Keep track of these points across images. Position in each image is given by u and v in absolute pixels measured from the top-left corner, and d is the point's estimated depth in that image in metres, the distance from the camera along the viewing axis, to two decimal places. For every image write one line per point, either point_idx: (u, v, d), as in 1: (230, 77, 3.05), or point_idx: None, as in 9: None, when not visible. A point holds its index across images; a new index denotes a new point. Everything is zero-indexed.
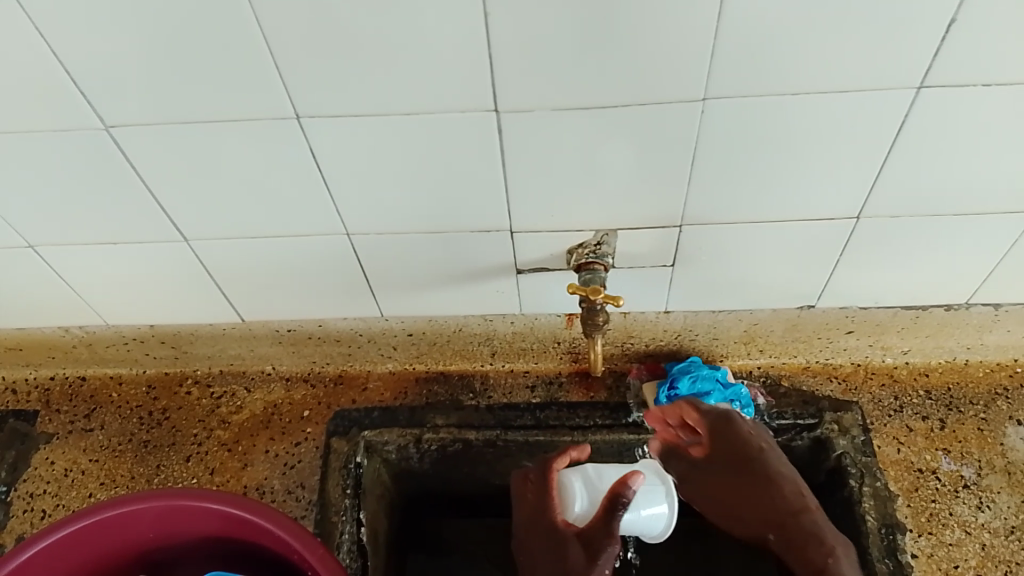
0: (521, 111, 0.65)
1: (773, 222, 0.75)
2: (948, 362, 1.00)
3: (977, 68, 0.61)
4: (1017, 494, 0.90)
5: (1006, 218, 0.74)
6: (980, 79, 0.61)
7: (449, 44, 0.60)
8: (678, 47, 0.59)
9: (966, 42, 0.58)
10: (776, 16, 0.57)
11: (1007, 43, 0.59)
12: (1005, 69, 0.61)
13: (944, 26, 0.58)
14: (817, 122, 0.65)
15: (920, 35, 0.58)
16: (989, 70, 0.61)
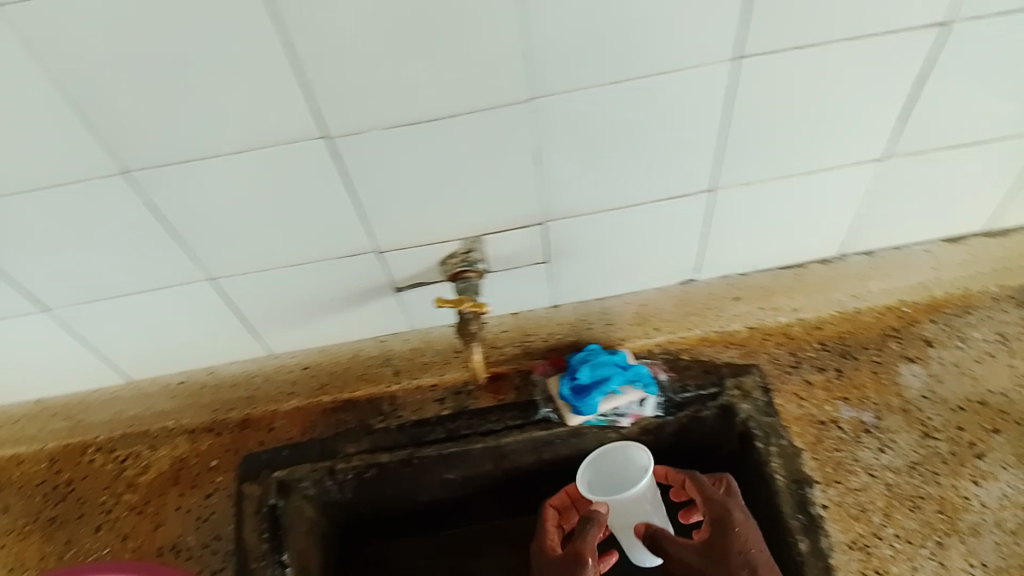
0: (357, 132, 0.64)
1: (631, 206, 0.76)
2: (842, 312, 1.02)
3: (785, 36, 0.61)
4: (916, 432, 0.92)
5: (854, 168, 0.76)
6: (795, 43, 0.62)
7: (267, 75, 0.59)
8: (497, 47, 0.59)
9: (774, 9, 0.59)
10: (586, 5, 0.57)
11: (814, 5, 0.59)
12: (811, 34, 0.62)
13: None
14: (652, 104, 0.66)
15: (721, 11, 0.59)
16: (803, 34, 0.61)
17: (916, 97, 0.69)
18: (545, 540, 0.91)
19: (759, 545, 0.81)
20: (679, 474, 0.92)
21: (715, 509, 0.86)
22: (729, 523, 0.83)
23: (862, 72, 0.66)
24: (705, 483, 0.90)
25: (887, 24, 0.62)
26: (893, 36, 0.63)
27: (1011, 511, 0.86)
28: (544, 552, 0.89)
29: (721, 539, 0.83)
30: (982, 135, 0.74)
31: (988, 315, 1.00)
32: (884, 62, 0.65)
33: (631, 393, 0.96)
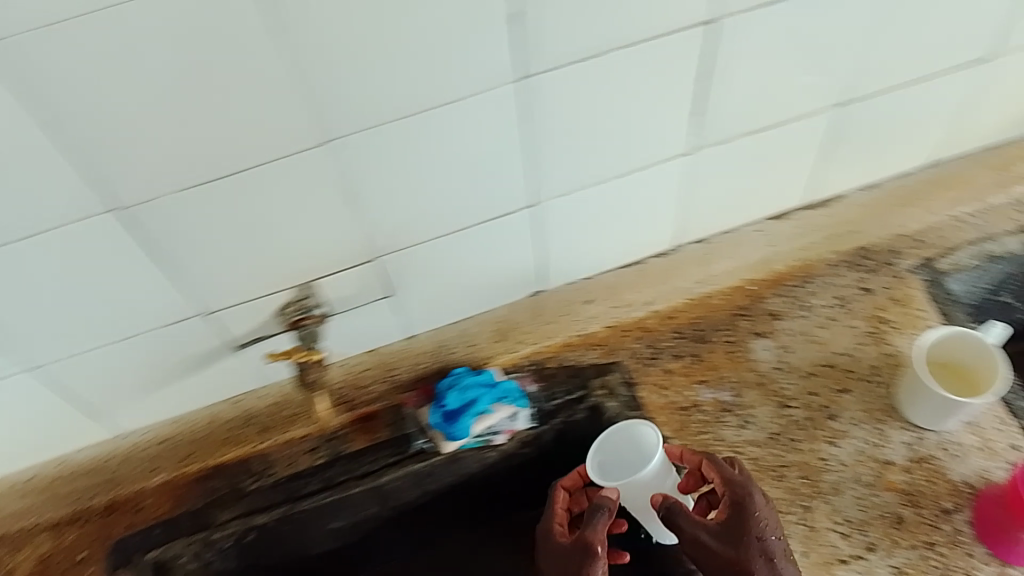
0: (153, 198, 0.63)
1: (458, 229, 0.77)
2: (691, 298, 1.05)
3: (564, 50, 0.63)
4: (772, 403, 0.97)
5: (671, 161, 0.79)
6: (575, 56, 0.64)
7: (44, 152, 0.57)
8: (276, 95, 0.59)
9: (549, 28, 0.61)
10: (357, 43, 0.58)
11: (584, 18, 0.61)
12: (589, 45, 0.64)
13: (506, 23, 0.60)
14: (453, 130, 0.66)
15: (494, 35, 0.60)
16: (582, 46, 0.63)
17: (706, 91, 0.72)
18: (553, 525, 0.88)
19: (776, 530, 0.79)
20: (695, 456, 0.87)
21: (733, 488, 0.81)
22: (750, 506, 0.80)
23: (649, 75, 0.68)
24: (723, 464, 0.84)
25: (659, 27, 0.64)
26: (667, 38, 0.66)
27: (865, 464, 0.92)
28: (553, 536, 0.87)
29: (738, 523, 0.79)
30: (777, 117, 0.79)
31: (827, 281, 1.04)
32: (667, 62, 0.68)
33: (501, 409, 0.98)
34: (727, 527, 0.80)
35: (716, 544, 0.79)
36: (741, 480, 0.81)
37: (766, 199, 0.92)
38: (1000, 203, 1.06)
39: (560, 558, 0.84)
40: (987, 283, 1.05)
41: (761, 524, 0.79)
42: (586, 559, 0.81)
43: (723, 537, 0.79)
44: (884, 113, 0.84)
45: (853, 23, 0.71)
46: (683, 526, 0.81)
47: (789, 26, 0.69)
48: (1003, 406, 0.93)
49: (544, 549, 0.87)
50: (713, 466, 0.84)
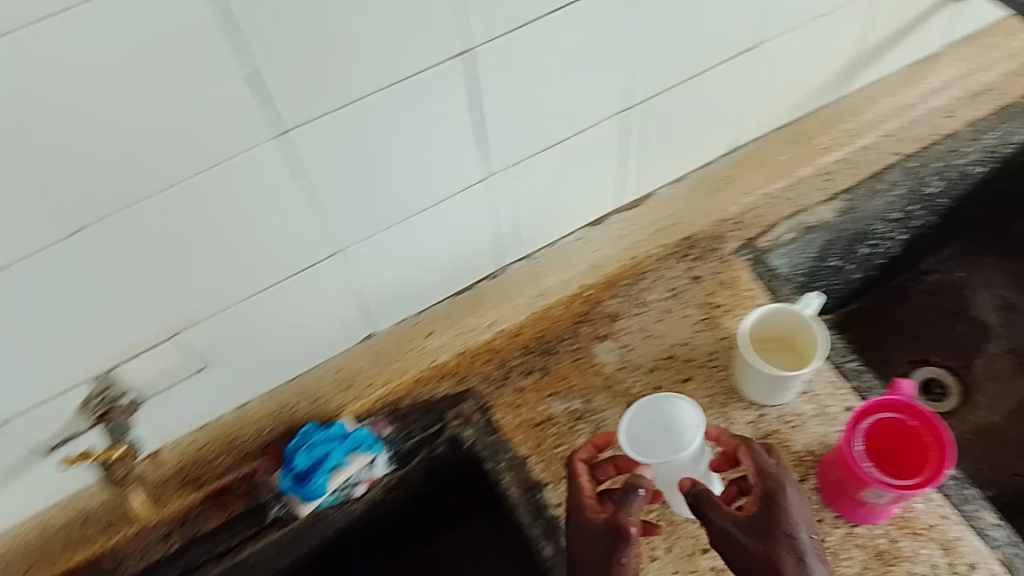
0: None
1: (262, 292, 0.75)
2: (533, 313, 1.04)
3: (314, 104, 0.63)
4: (622, 404, 0.99)
5: (470, 190, 0.80)
6: (332, 104, 0.64)
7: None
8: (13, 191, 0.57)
9: (295, 82, 0.60)
10: (87, 126, 0.56)
11: (330, 67, 0.61)
12: (341, 94, 0.63)
13: (245, 87, 0.59)
14: (221, 196, 0.65)
15: (236, 100, 0.59)
16: (338, 95, 0.63)
17: (484, 119, 0.73)
18: (584, 501, 0.77)
19: (807, 529, 0.72)
20: (733, 441, 0.81)
21: (766, 481, 0.75)
22: (782, 501, 0.73)
23: (418, 110, 0.68)
24: (760, 453, 0.78)
25: (413, 65, 0.65)
26: (426, 75, 0.66)
27: None
28: (579, 515, 0.76)
29: (770, 517, 0.72)
30: (566, 129, 0.81)
31: (659, 275, 1.07)
32: (433, 96, 0.68)
33: (356, 459, 0.95)
34: (759, 521, 0.72)
35: (744, 536, 0.71)
36: (778, 475, 0.75)
37: (578, 206, 0.94)
38: (809, 174, 1.10)
39: (590, 538, 0.73)
40: (810, 251, 1.10)
41: (794, 520, 0.72)
42: (607, 543, 0.71)
43: (751, 530, 0.72)
44: (673, 107, 0.87)
45: (613, 30, 0.73)
46: (710, 516, 0.73)
47: (547, 45, 0.70)
48: (832, 368, 0.98)
49: (569, 523, 0.76)
50: (751, 455, 0.78)
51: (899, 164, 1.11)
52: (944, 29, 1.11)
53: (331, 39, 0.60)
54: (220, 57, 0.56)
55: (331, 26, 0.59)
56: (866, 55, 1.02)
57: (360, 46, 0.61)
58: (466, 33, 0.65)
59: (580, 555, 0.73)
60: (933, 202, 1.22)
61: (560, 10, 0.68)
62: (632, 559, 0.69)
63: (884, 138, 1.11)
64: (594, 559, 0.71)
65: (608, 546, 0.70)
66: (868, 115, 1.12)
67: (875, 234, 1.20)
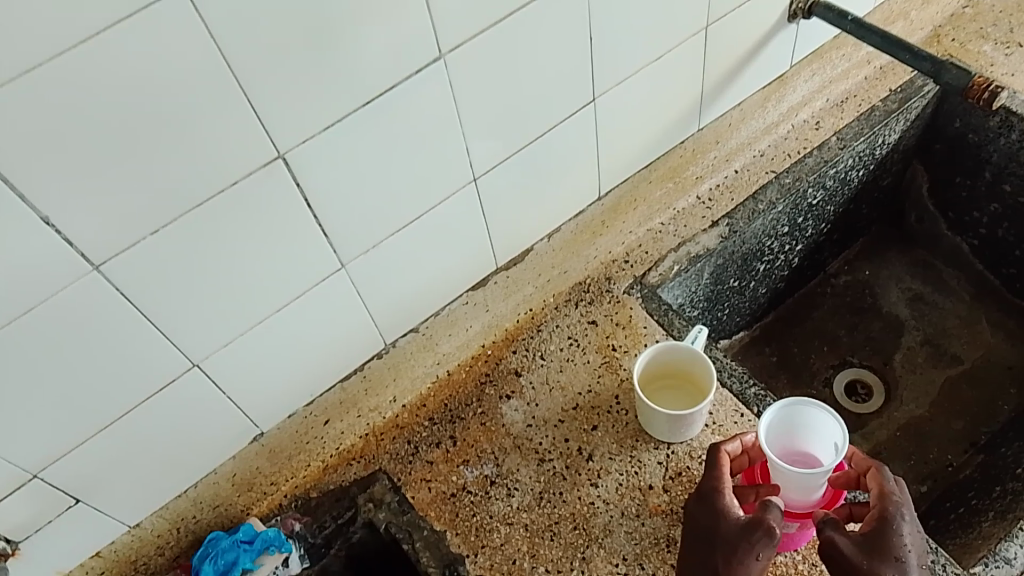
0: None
1: (126, 415, 0.75)
2: (435, 380, 1.03)
3: (129, 228, 0.65)
4: (533, 462, 0.96)
5: (324, 284, 0.82)
6: (151, 226, 0.66)
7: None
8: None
9: (100, 209, 0.63)
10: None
11: (139, 188, 0.64)
12: (156, 215, 0.66)
13: (48, 223, 0.61)
14: (56, 331, 0.66)
15: (40, 234, 0.61)
16: (152, 216, 0.66)
17: (320, 214, 0.76)
18: (723, 489, 0.80)
19: (917, 558, 0.73)
20: (864, 462, 0.79)
21: (885, 504, 0.75)
22: (898, 528, 0.73)
23: (244, 222, 0.71)
24: (888, 476, 0.77)
25: (230, 175, 0.68)
26: (243, 183, 0.69)
27: (629, 496, 0.92)
28: (716, 500, 0.79)
29: (883, 538, 0.73)
30: (415, 207, 0.83)
31: (556, 325, 1.06)
32: (261, 201, 0.71)
33: (267, 561, 0.92)
34: (877, 541, 0.73)
35: (855, 552, 0.72)
36: (900, 505, 0.74)
37: (448, 276, 0.95)
38: (688, 205, 1.13)
39: (724, 537, 0.76)
40: (703, 279, 1.12)
41: (906, 547, 0.73)
42: (744, 537, 0.75)
43: (863, 547, 0.73)
44: (527, 163, 0.91)
45: (431, 110, 0.77)
46: (824, 527, 0.75)
47: (365, 126, 0.73)
48: (733, 397, 0.97)
49: (701, 511, 0.80)
50: (880, 479, 0.77)
51: (774, 181, 1.15)
52: (787, 52, 1.15)
53: (139, 166, 0.62)
54: (5, 204, 0.58)
55: (133, 154, 0.62)
56: (709, 91, 1.07)
57: (171, 168, 0.64)
58: (273, 139, 0.68)
59: (707, 545, 0.78)
60: (821, 209, 1.25)
61: (371, 101, 0.72)
62: (766, 557, 0.74)
63: (757, 158, 1.16)
64: (721, 549, 0.76)
65: (742, 543, 0.74)
66: (732, 141, 1.16)
67: (768, 250, 1.21)
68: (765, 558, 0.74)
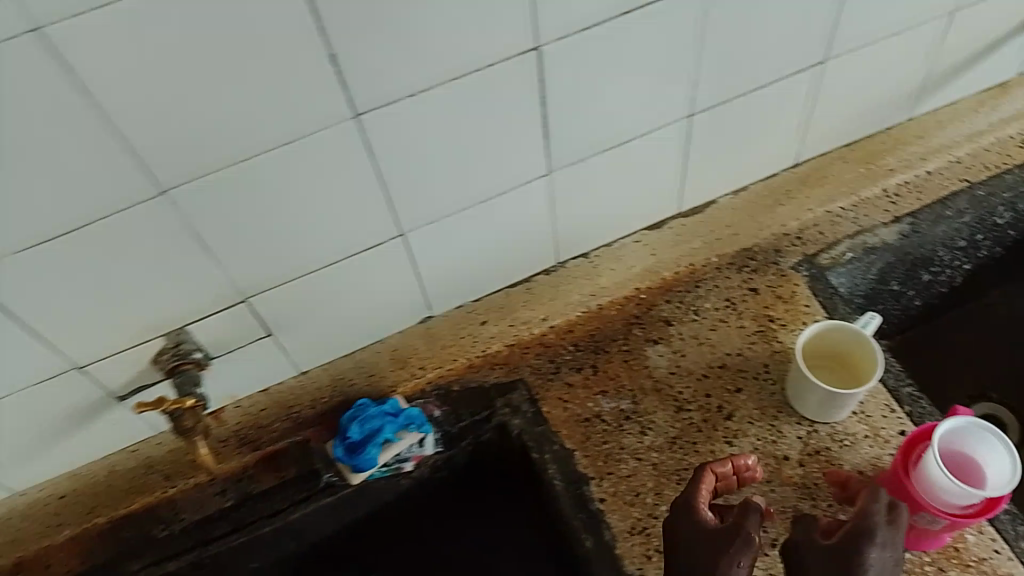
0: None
1: (332, 264, 0.81)
2: (585, 311, 1.06)
3: (389, 86, 0.68)
4: (670, 408, 0.98)
5: (528, 186, 0.85)
6: (409, 89, 0.69)
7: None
8: (107, 149, 0.62)
9: (377, 63, 0.65)
10: (183, 94, 0.61)
11: (410, 56, 0.66)
12: (415, 80, 0.68)
13: (330, 62, 0.64)
14: (293, 172, 0.70)
15: (319, 74, 0.64)
16: (411, 80, 0.68)
17: (546, 116, 0.78)
18: (701, 504, 0.79)
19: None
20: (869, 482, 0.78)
21: (857, 521, 0.72)
22: (862, 547, 0.70)
23: (481, 107, 0.74)
24: (876, 498, 0.73)
25: (487, 57, 0.70)
26: (496, 68, 0.71)
27: (763, 462, 0.93)
28: (694, 515, 0.78)
29: (844, 552, 0.71)
30: (627, 134, 0.86)
31: (714, 284, 1.07)
32: (497, 92, 0.73)
33: (405, 437, 0.97)
34: (834, 549, 0.72)
35: (809, 559, 0.73)
36: (873, 529, 0.71)
37: (631, 209, 0.98)
38: (872, 195, 1.12)
39: (705, 545, 0.74)
40: (870, 272, 1.11)
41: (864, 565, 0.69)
42: (725, 546, 0.73)
43: (820, 558, 0.72)
44: (738, 113, 0.92)
45: (678, 37, 0.78)
46: (799, 536, 0.76)
47: (622, 42, 0.75)
48: (886, 392, 0.97)
49: (682, 526, 0.78)
50: (868, 497, 0.74)
51: (966, 191, 1.12)
52: (1011, 60, 1.12)
53: (420, 28, 0.64)
54: (306, 37, 0.61)
55: (420, 13, 0.63)
56: (926, 82, 1.06)
57: (444, 36, 0.66)
58: (535, 33, 0.70)
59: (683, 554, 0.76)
60: (1002, 232, 1.22)
61: (630, 14, 0.73)
62: (748, 565, 0.72)
63: (950, 165, 1.13)
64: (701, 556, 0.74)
65: (718, 549, 0.73)
66: (934, 140, 1.15)
67: (938, 260, 1.19)
68: (745, 566, 0.72)
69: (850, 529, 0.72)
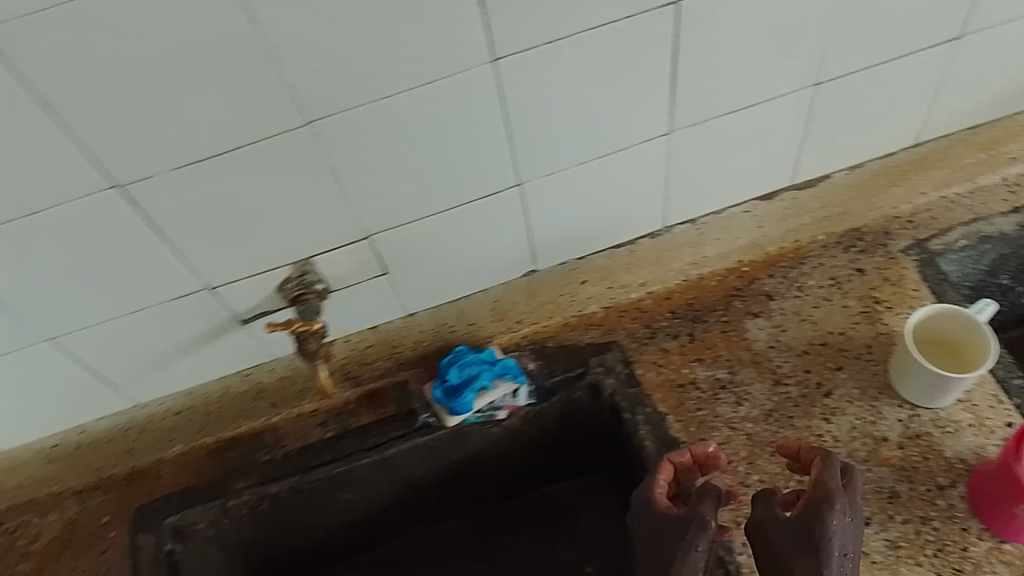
0: (144, 177, 0.70)
1: (450, 209, 0.84)
2: (685, 280, 1.06)
3: (528, 34, 0.69)
4: (768, 381, 0.98)
5: (648, 143, 0.86)
6: (546, 37, 0.70)
7: (35, 134, 0.64)
8: (266, 83, 0.65)
9: (519, 11, 0.67)
10: (338, 30, 0.63)
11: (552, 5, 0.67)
12: (553, 30, 0.69)
13: (476, 6, 0.65)
14: (425, 112, 0.72)
15: (463, 19, 0.66)
16: (550, 30, 0.69)
17: (676, 73, 0.78)
18: (653, 493, 0.83)
19: (841, 544, 0.73)
20: (812, 451, 0.81)
21: (817, 491, 0.75)
22: (824, 517, 0.73)
23: (611, 64, 0.75)
24: (830, 467, 0.77)
25: (624, 11, 0.70)
26: (631, 22, 0.72)
27: (861, 441, 0.93)
28: (649, 506, 0.82)
29: (807, 524, 0.73)
30: (748, 99, 0.85)
31: (819, 262, 1.06)
32: (630, 46, 0.74)
33: (501, 386, 0.99)
34: (794, 523, 0.74)
35: (770, 535, 0.75)
36: (833, 498, 0.74)
37: (743, 177, 0.98)
38: (992, 183, 1.09)
39: (664, 531, 0.78)
40: (982, 262, 1.09)
41: (827, 536, 0.72)
42: (684, 532, 0.76)
43: (779, 531, 0.75)
44: (863, 86, 0.90)
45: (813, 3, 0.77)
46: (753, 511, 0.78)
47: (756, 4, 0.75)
48: (995, 382, 0.95)
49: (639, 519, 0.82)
50: (819, 468, 0.77)
51: None
52: None
53: None
54: None
55: None
56: None
57: None
58: None
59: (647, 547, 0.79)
60: None
61: None
62: (705, 548, 0.75)
63: None
64: (662, 545, 0.77)
65: (679, 539, 0.76)
66: None
67: None
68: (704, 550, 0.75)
69: (808, 499, 0.75)
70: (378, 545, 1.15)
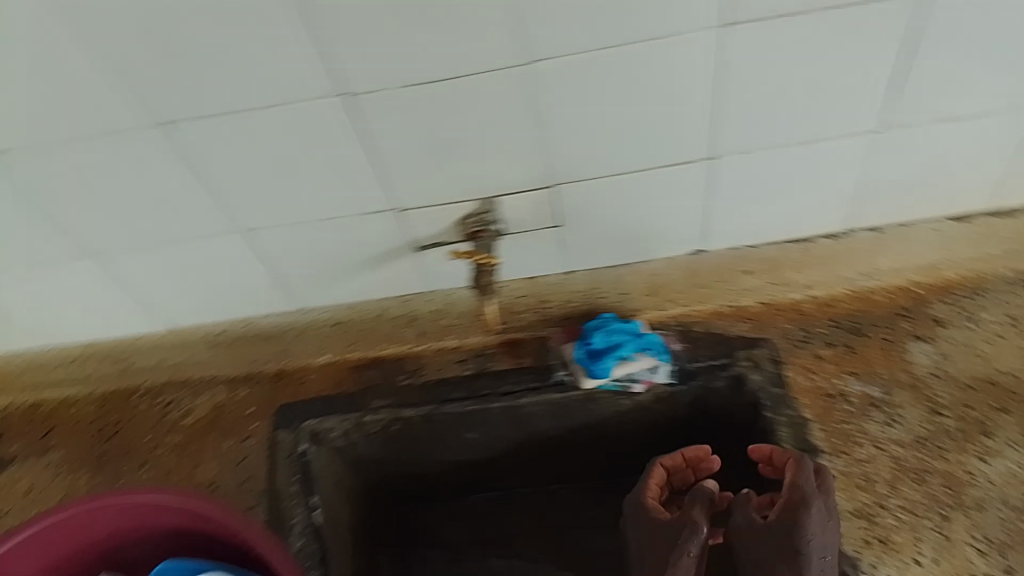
0: (377, 89, 0.76)
1: (637, 172, 0.86)
2: (850, 291, 1.02)
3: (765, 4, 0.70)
4: (924, 407, 0.94)
5: (850, 138, 0.85)
6: (785, 10, 0.71)
7: (286, 26, 0.69)
8: (507, 19, 0.70)
9: None
10: None
11: None
12: (790, 4, 0.70)
13: None
14: (645, 66, 0.75)
15: None
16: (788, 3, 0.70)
17: (902, 66, 0.77)
18: (642, 502, 0.90)
19: (823, 541, 0.79)
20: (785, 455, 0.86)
21: (792, 494, 0.80)
22: (803, 515, 0.79)
23: (839, 47, 0.74)
24: (803, 470, 0.82)
25: None
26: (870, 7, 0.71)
27: (1016, 487, 0.88)
28: (640, 514, 0.89)
29: (789, 526, 0.79)
30: (965, 108, 0.82)
31: (999, 296, 1.00)
32: (861, 32, 0.73)
33: (642, 359, 0.98)
34: (774, 528, 0.81)
35: (758, 541, 0.82)
36: (805, 498, 0.79)
37: (938, 193, 0.94)
38: None
39: (657, 537, 0.86)
40: None
41: (806, 534, 0.78)
42: (675, 536, 0.84)
43: (765, 534, 0.81)
44: None
45: None
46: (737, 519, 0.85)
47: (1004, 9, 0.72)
48: None
49: (634, 527, 0.89)
50: (793, 473, 0.82)
51: None
52: None
53: None
54: None
55: None
56: None
57: None
58: None
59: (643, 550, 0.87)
60: None
61: None
62: (696, 550, 0.82)
63: None
64: (657, 553, 0.85)
65: (670, 547, 0.83)
66: None
67: None
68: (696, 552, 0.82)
69: (785, 502, 0.81)
70: (495, 485, 1.19)
